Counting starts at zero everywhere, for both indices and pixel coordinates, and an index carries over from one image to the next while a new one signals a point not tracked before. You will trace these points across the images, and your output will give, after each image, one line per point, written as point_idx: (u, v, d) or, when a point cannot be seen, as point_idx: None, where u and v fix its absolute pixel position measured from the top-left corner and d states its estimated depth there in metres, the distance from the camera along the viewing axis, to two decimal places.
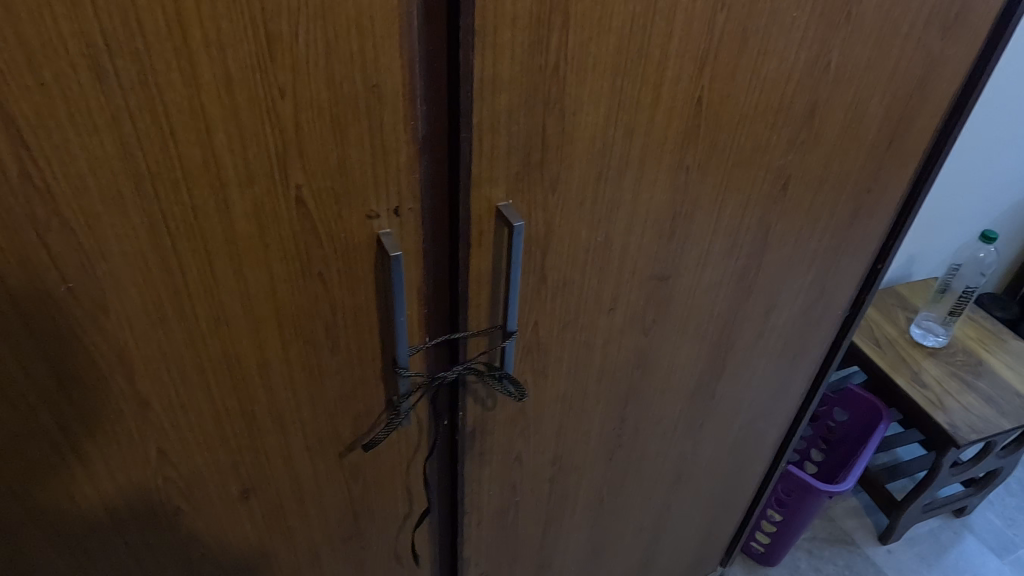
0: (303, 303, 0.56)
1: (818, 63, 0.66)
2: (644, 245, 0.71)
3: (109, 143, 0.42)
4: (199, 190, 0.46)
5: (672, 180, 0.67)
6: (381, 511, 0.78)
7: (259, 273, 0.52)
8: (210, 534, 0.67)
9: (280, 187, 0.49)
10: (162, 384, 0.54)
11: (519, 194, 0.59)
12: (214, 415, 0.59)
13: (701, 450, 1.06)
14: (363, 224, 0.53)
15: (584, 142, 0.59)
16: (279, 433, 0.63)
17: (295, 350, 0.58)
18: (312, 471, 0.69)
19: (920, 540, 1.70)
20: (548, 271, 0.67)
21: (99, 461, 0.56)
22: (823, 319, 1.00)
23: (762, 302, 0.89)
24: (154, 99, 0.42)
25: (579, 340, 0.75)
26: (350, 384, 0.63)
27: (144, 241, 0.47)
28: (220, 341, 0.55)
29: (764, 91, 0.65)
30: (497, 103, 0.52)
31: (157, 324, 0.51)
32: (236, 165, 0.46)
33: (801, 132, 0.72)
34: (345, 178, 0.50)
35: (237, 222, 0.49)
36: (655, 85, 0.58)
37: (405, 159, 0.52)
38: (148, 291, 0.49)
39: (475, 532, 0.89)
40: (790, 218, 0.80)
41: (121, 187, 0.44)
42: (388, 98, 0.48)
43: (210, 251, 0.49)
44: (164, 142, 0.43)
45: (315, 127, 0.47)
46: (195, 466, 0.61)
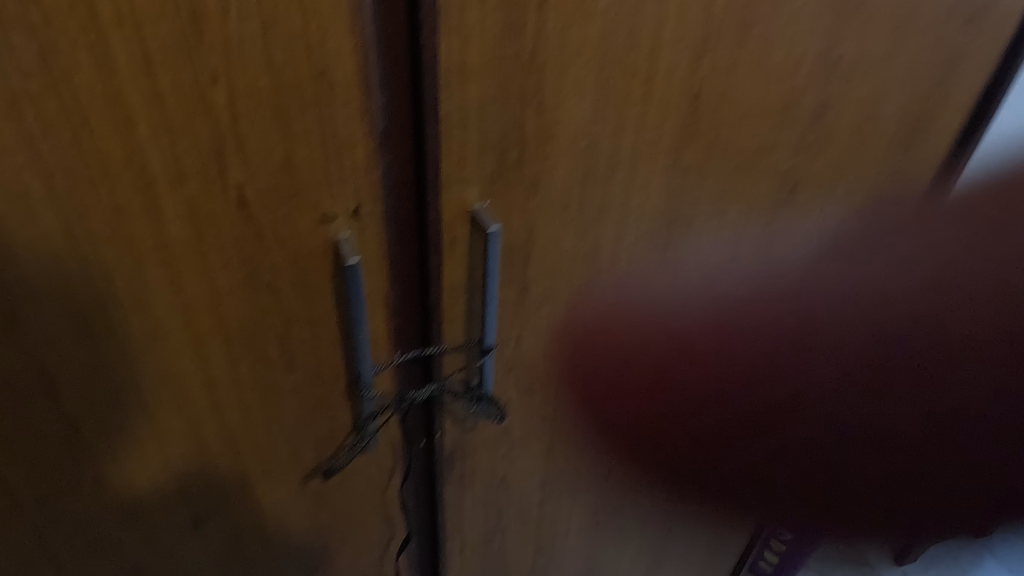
0: (252, 317, 0.50)
1: (831, 54, 0.60)
2: (638, 253, 0.65)
3: (9, 135, 0.37)
4: (122, 189, 0.41)
5: (668, 183, 0.61)
6: (353, 540, 0.72)
7: (198, 283, 0.47)
8: (161, 565, 0.62)
9: (217, 187, 0.43)
10: (93, 406, 0.49)
11: (496, 197, 0.53)
12: (157, 439, 0.53)
13: (701, 472, 1.00)
14: (316, 228, 0.48)
15: (567, 139, 0.53)
16: (232, 458, 0.58)
17: (245, 368, 0.53)
18: (273, 499, 0.63)
19: (935, 563, 1.62)
20: (530, 282, 0.61)
21: (27, 490, 0.51)
22: (840, 283, 0.82)
23: (769, 298, 0.80)
24: (58, 84, 0.36)
25: (567, 355, 0.69)
26: (310, 405, 0.58)
27: (60, 246, 0.41)
28: (158, 358, 0.49)
29: (770, 85, 0.59)
30: (466, 94, 0.46)
31: (82, 340, 0.46)
32: (162, 160, 0.41)
33: (811, 132, 0.65)
34: (292, 177, 0.45)
35: (170, 225, 0.43)
36: (647, 77, 0.52)
37: (362, 157, 0.46)
38: (69, 301, 0.44)
39: (459, 559, 0.83)
40: (799, 225, 0.74)
41: (26, 185, 0.38)
42: (339, 87, 0.42)
43: (139, 258, 0.44)
44: (74, 134, 0.38)
45: (254, 118, 0.41)
46: (139, 493, 0.56)
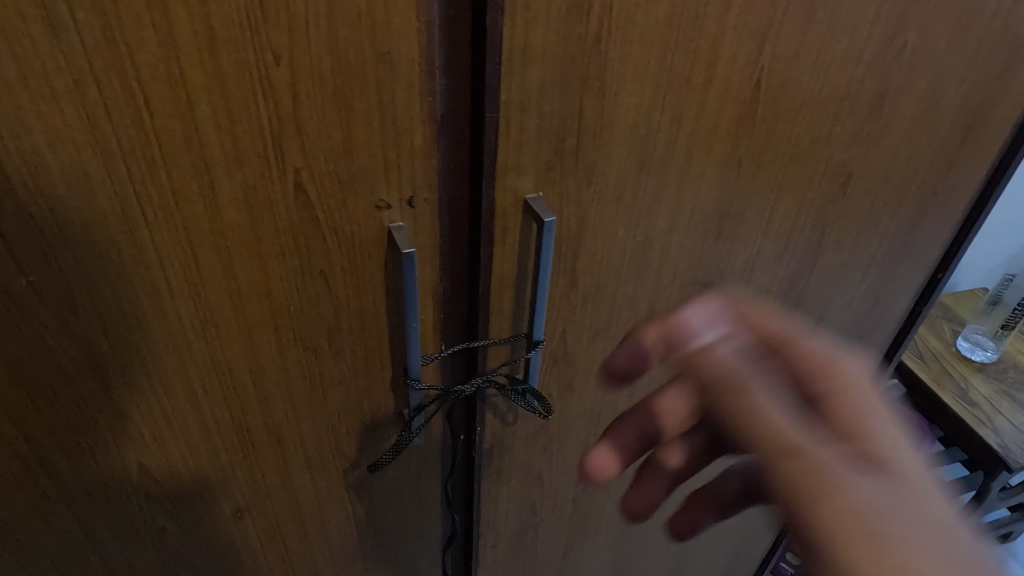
0: (302, 305, 0.49)
1: (892, 43, 0.58)
2: (687, 246, 0.63)
3: (70, 113, 0.36)
4: (180, 172, 0.40)
5: (721, 174, 0.59)
6: (389, 534, 0.71)
7: (251, 269, 0.46)
8: (200, 555, 0.61)
9: (275, 172, 0.42)
10: (142, 393, 0.48)
11: (551, 186, 0.52)
12: (202, 429, 0.52)
13: None
14: (370, 215, 0.47)
15: (625, 127, 0.51)
16: (275, 448, 0.57)
17: (292, 357, 0.52)
18: (313, 491, 0.62)
19: None
20: (578, 274, 0.59)
21: (72, 476, 0.50)
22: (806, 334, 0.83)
23: None
24: (123, 61, 0.35)
25: (611, 350, 0.68)
26: (355, 396, 0.57)
27: (117, 230, 0.40)
28: (207, 346, 0.48)
29: (830, 75, 0.57)
30: (527, 78, 0.45)
31: (134, 326, 0.45)
32: (222, 143, 0.40)
33: (867, 124, 0.64)
34: (350, 163, 0.44)
35: (226, 210, 0.42)
36: (708, 64, 0.51)
37: (420, 142, 0.45)
38: (121, 286, 0.43)
39: (491, 554, 0.82)
40: (848, 220, 0.72)
41: (86, 165, 0.37)
42: (401, 69, 0.41)
43: (194, 244, 0.43)
44: (135, 113, 0.37)
45: (315, 100, 0.40)
46: (182, 483, 0.55)
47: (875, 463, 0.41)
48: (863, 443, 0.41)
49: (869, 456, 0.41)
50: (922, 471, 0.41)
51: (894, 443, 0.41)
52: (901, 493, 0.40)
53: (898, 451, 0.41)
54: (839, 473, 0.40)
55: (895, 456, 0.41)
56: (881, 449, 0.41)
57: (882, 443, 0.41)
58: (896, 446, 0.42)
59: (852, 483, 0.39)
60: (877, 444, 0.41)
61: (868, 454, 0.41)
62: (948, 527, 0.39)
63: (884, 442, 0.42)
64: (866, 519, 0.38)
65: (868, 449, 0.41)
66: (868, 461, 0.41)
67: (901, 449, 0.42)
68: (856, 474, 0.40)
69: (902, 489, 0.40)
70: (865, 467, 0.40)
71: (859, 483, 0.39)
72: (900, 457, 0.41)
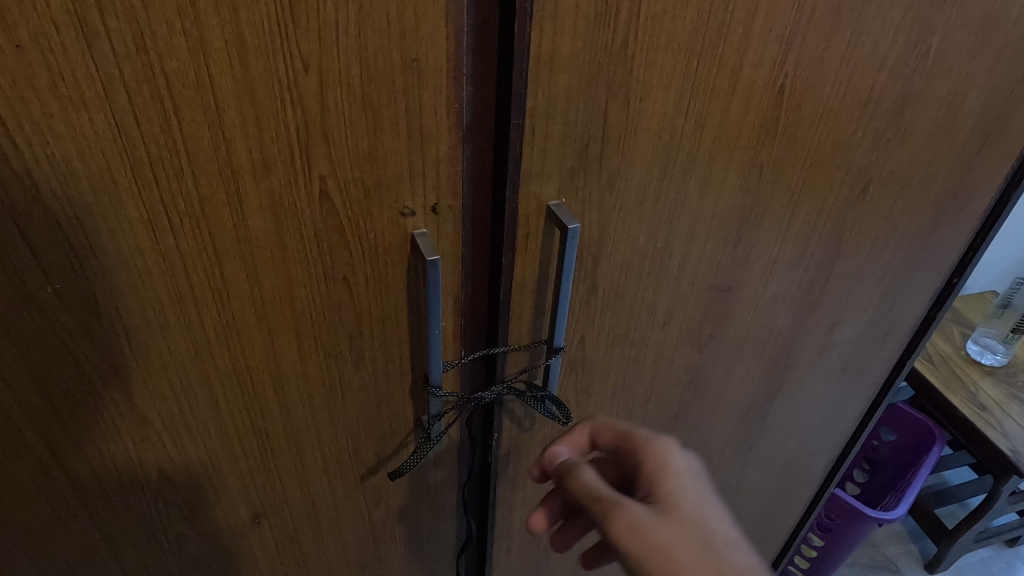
0: (324, 312, 0.49)
1: (915, 49, 0.58)
2: (707, 252, 0.63)
3: (100, 121, 0.35)
4: (207, 179, 0.40)
5: (743, 179, 0.59)
6: (404, 539, 0.70)
7: (275, 276, 0.45)
8: (216, 562, 0.61)
9: (301, 179, 0.42)
10: (164, 400, 0.48)
11: (574, 192, 0.51)
12: (222, 435, 0.52)
13: (747, 476, 0.98)
14: (394, 222, 0.46)
15: (649, 133, 0.51)
16: (294, 455, 0.57)
17: (313, 363, 0.52)
18: (330, 497, 0.62)
19: (970, 570, 1.60)
20: (599, 280, 0.59)
21: (92, 483, 0.50)
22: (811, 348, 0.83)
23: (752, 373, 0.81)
24: (153, 68, 0.35)
25: (628, 356, 0.68)
26: (374, 402, 0.57)
27: (143, 238, 0.40)
28: (229, 353, 0.48)
29: (852, 81, 0.57)
30: (554, 85, 0.45)
31: (158, 333, 0.45)
32: (249, 150, 0.39)
33: (889, 130, 0.63)
34: (376, 170, 0.43)
35: (251, 218, 0.42)
36: (733, 70, 0.51)
37: (446, 149, 0.44)
38: (146, 294, 0.42)
39: (505, 559, 0.82)
40: (866, 225, 0.72)
41: (114, 173, 0.37)
42: (429, 76, 0.41)
43: (219, 251, 0.43)
44: (164, 121, 0.37)
45: (343, 107, 0.40)
46: (201, 490, 0.54)
47: (667, 506, 0.51)
48: (661, 490, 0.52)
49: (664, 501, 0.51)
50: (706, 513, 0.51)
51: (684, 486, 0.52)
52: (689, 531, 0.49)
53: (687, 496, 0.52)
54: (632, 518, 0.49)
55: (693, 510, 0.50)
56: (673, 497, 0.52)
57: (675, 484, 0.52)
58: (687, 492, 0.52)
59: (647, 525, 0.48)
60: (672, 489, 0.52)
61: (663, 500, 0.51)
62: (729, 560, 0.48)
63: (677, 487, 0.52)
64: (663, 551, 0.48)
65: (664, 495, 0.52)
66: (664, 509, 0.51)
67: (697, 491, 0.52)
68: (651, 518, 0.49)
69: (688, 527, 0.49)
70: (660, 510, 0.50)
71: (645, 522, 0.49)
72: (690, 500, 0.51)
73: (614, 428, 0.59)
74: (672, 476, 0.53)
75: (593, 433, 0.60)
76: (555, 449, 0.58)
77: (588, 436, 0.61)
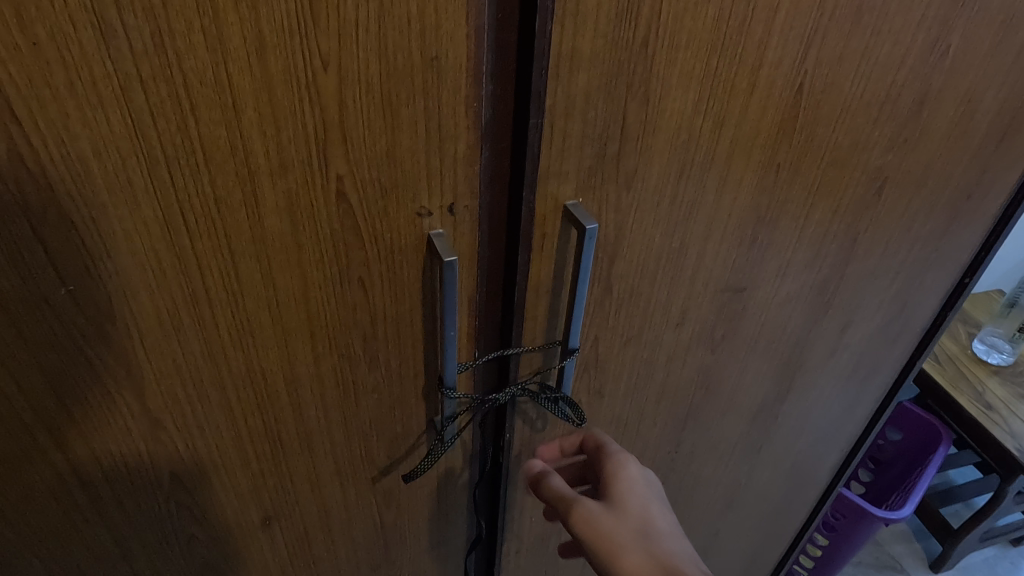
0: (339, 314, 0.48)
1: (935, 47, 0.57)
2: (722, 252, 0.62)
3: (116, 120, 0.35)
4: (223, 179, 0.39)
5: (760, 179, 0.58)
6: (414, 540, 0.70)
7: (290, 277, 0.45)
8: (227, 564, 0.60)
9: (318, 180, 0.41)
10: (177, 403, 0.47)
11: (591, 192, 0.51)
12: (235, 437, 0.51)
13: (756, 477, 0.97)
14: (411, 223, 0.46)
15: (667, 132, 0.50)
16: (306, 456, 0.56)
17: (327, 365, 0.51)
18: (342, 498, 0.61)
19: (975, 570, 1.60)
20: (614, 281, 0.58)
21: (104, 486, 0.49)
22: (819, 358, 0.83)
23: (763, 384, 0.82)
24: (171, 67, 0.34)
25: (641, 357, 0.67)
26: (387, 403, 0.56)
27: (158, 239, 0.40)
28: (244, 354, 0.47)
29: (871, 80, 0.56)
30: (573, 84, 0.44)
31: (171, 336, 0.44)
32: (267, 150, 0.39)
33: (906, 128, 0.62)
34: (393, 170, 0.43)
35: (268, 219, 0.41)
36: (753, 69, 0.50)
37: (464, 149, 0.44)
38: (161, 296, 0.42)
39: (514, 560, 0.81)
40: (881, 225, 0.71)
41: (130, 173, 0.37)
42: (448, 74, 0.40)
43: (234, 252, 0.42)
44: (181, 120, 0.36)
45: (362, 106, 0.39)
46: (213, 493, 0.54)
47: (616, 500, 0.57)
48: (613, 488, 0.58)
49: (614, 496, 0.57)
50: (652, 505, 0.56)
51: (633, 487, 0.57)
52: (633, 522, 0.55)
53: (636, 496, 0.57)
54: (585, 511, 0.55)
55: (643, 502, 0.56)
56: (622, 494, 0.57)
57: (625, 485, 0.58)
58: (636, 493, 0.57)
59: (598, 516, 0.55)
60: (623, 489, 0.58)
61: (613, 497, 0.57)
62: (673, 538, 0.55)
63: (626, 487, 0.58)
64: (609, 541, 0.54)
65: (615, 491, 0.57)
66: (613, 501, 0.57)
67: (645, 491, 0.58)
68: (602, 510, 0.56)
69: (632, 519, 0.55)
70: (610, 504, 0.57)
71: (596, 514, 0.55)
72: (637, 499, 0.57)
73: (596, 438, 0.63)
74: (624, 479, 0.58)
75: (585, 440, 0.64)
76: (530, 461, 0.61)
77: (579, 442, 0.65)
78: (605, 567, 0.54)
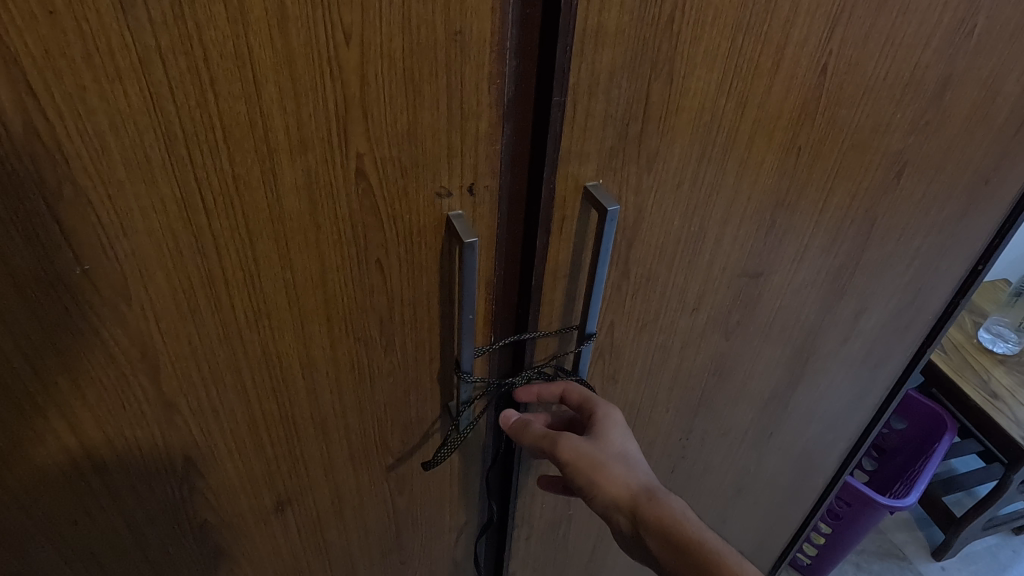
0: (356, 296, 0.48)
1: (961, 28, 0.56)
2: (740, 236, 0.61)
3: (134, 94, 0.34)
4: (242, 156, 0.38)
5: (781, 161, 0.57)
6: (425, 525, 0.69)
7: (308, 258, 0.44)
8: (239, 550, 0.59)
9: (337, 156, 0.40)
10: (192, 386, 0.46)
11: (612, 173, 0.50)
12: (249, 421, 0.51)
13: (764, 464, 0.97)
14: (430, 202, 0.45)
15: (690, 112, 0.49)
16: (320, 441, 0.55)
17: (343, 349, 0.50)
18: (354, 483, 0.60)
19: (977, 557, 1.60)
20: (632, 265, 0.57)
21: (118, 470, 0.48)
22: (831, 342, 0.82)
23: (774, 368, 0.81)
24: (191, 38, 0.33)
25: (656, 342, 0.66)
26: (402, 388, 0.55)
27: (175, 217, 0.39)
28: (259, 337, 0.46)
29: (896, 60, 0.55)
30: (598, 61, 0.43)
31: (187, 317, 0.43)
32: (286, 127, 0.38)
33: (928, 111, 0.61)
34: (414, 148, 0.42)
35: (286, 197, 0.41)
36: (778, 48, 0.49)
37: (486, 127, 0.43)
38: (177, 276, 0.41)
39: (524, 547, 0.81)
40: (899, 209, 0.70)
41: (147, 149, 0.36)
42: (472, 49, 0.39)
43: (252, 231, 0.41)
44: (201, 95, 0.35)
45: (384, 82, 0.39)
46: (227, 475, 0.53)
47: (598, 432, 0.59)
48: (593, 423, 0.60)
49: (595, 429, 0.59)
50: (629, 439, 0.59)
51: (615, 423, 0.59)
52: (613, 450, 0.58)
53: (616, 429, 0.59)
54: (570, 444, 0.58)
55: (621, 437, 0.59)
56: (604, 427, 0.59)
57: (608, 421, 0.59)
58: (617, 427, 0.59)
59: (582, 448, 0.58)
60: (604, 422, 0.59)
61: (595, 429, 0.59)
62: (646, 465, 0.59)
63: (607, 421, 0.59)
64: (593, 467, 0.57)
65: (597, 424, 0.59)
66: (595, 433, 0.59)
67: (623, 425, 0.60)
68: (584, 443, 0.58)
69: (613, 447, 0.58)
70: (591, 436, 0.59)
71: (581, 447, 0.58)
72: (617, 431, 0.59)
73: (576, 390, 0.61)
74: (605, 416, 0.59)
75: (566, 392, 0.61)
76: (507, 411, 0.61)
77: (559, 393, 0.62)
78: (588, 488, 0.58)
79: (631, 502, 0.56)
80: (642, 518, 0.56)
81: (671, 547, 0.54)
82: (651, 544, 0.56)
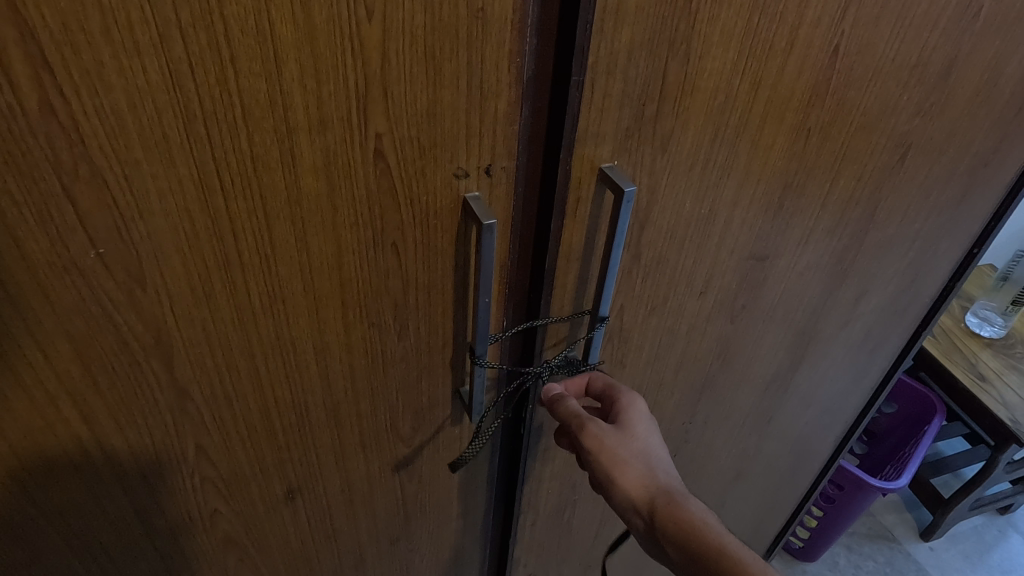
0: (371, 280, 0.47)
1: (969, 9, 0.56)
2: (749, 218, 0.61)
3: (153, 71, 0.33)
4: (262, 135, 0.37)
5: (791, 143, 0.57)
6: (433, 512, 0.69)
7: (324, 242, 0.43)
8: (249, 540, 0.59)
9: (356, 137, 0.40)
10: (205, 373, 0.46)
11: (627, 155, 0.50)
12: (262, 409, 0.50)
13: (764, 448, 0.98)
14: (447, 184, 0.44)
15: (704, 93, 0.49)
16: (332, 429, 0.55)
17: (357, 334, 0.50)
18: (364, 471, 0.60)
19: (963, 538, 1.63)
20: (643, 248, 0.57)
21: (129, 458, 0.47)
22: (832, 325, 0.83)
23: (776, 352, 0.81)
24: (212, 14, 0.32)
25: (664, 326, 0.67)
26: (415, 373, 0.55)
27: (192, 200, 0.38)
28: (274, 322, 0.46)
29: (904, 41, 0.56)
30: (617, 40, 0.43)
31: (202, 303, 0.42)
32: (307, 106, 0.37)
33: (934, 93, 0.61)
34: (433, 128, 0.41)
35: (305, 179, 0.40)
36: (791, 29, 0.49)
37: (504, 107, 0.43)
38: (192, 260, 0.40)
39: (529, 534, 0.81)
40: (902, 191, 0.70)
41: (165, 128, 0.35)
42: (494, 26, 0.39)
43: (269, 213, 0.40)
44: (221, 72, 0.34)
45: (404, 60, 0.38)
46: (237, 463, 0.52)
47: (624, 423, 0.60)
48: (619, 412, 0.61)
49: (621, 419, 0.60)
50: (654, 437, 0.60)
51: (639, 412, 0.60)
52: (636, 446, 0.59)
53: (641, 422, 0.60)
54: (595, 431, 0.58)
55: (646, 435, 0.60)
56: (629, 418, 0.60)
57: (632, 410, 0.60)
58: (643, 422, 0.60)
59: (605, 438, 0.59)
60: (629, 414, 0.60)
61: (619, 418, 0.60)
62: (668, 464, 0.60)
63: (632, 412, 0.60)
64: (615, 459, 0.58)
65: (623, 415, 0.60)
66: (622, 423, 0.60)
67: (646, 414, 0.61)
68: (609, 432, 0.59)
69: (636, 442, 0.59)
70: (615, 425, 0.60)
71: (603, 437, 0.59)
72: (642, 423, 0.60)
73: (599, 378, 0.64)
74: (630, 405, 0.61)
75: (590, 381, 0.65)
76: (551, 386, 0.61)
77: (584, 383, 0.65)
78: (606, 482, 0.59)
79: (648, 503, 0.58)
80: (659, 520, 0.57)
81: (687, 550, 0.56)
82: (665, 542, 0.57)
